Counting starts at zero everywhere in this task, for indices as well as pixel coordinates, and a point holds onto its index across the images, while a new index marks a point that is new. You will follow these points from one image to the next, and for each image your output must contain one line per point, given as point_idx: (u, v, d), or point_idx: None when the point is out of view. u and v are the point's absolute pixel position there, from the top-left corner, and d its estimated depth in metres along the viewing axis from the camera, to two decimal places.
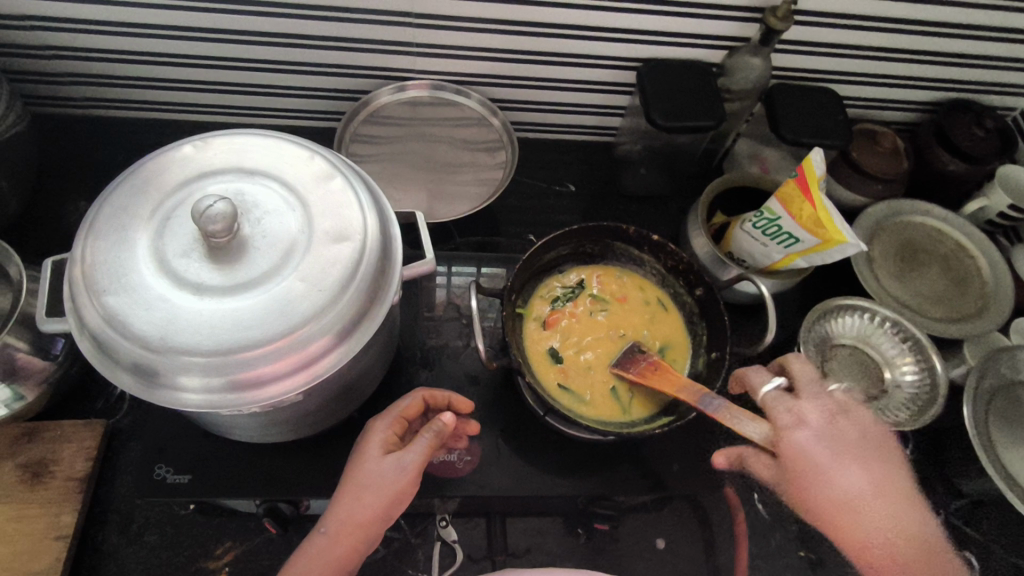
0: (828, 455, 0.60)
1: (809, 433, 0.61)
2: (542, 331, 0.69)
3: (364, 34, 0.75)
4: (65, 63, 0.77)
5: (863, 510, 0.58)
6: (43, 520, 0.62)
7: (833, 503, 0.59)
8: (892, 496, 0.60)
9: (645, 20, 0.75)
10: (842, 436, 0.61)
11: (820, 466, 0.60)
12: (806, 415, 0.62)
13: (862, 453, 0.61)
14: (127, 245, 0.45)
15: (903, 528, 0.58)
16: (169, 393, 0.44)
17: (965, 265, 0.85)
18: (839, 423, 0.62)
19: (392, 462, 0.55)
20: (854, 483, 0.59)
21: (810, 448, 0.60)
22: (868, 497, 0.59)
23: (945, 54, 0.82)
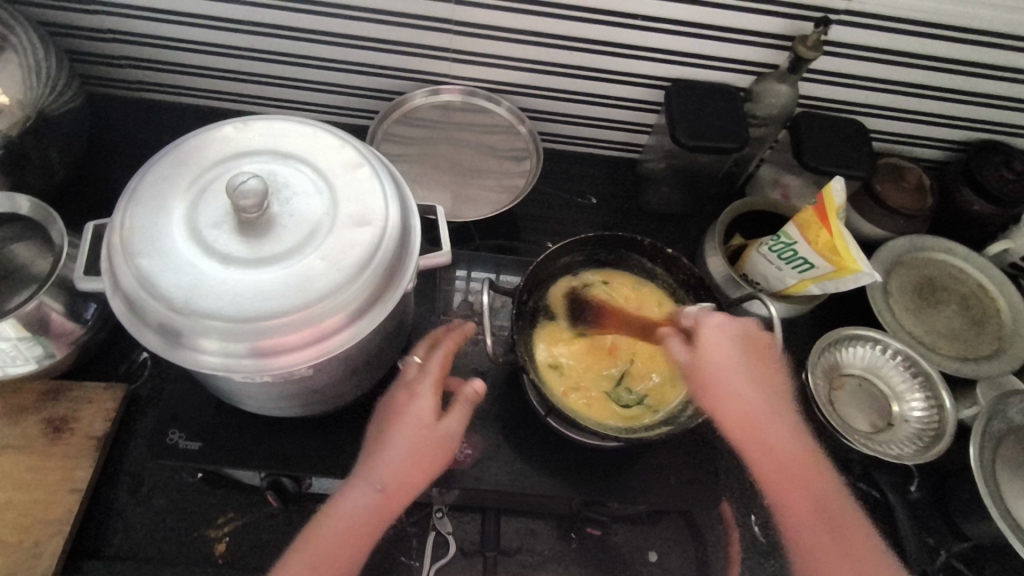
0: (732, 367, 0.62)
1: (724, 349, 0.63)
2: (554, 325, 0.70)
3: (404, 37, 0.78)
4: (122, 46, 0.82)
5: (764, 427, 0.62)
6: (60, 473, 0.65)
7: (728, 411, 0.62)
8: (777, 403, 0.64)
9: (676, 41, 0.77)
10: (755, 348, 0.64)
11: (733, 386, 0.62)
12: (722, 332, 0.63)
13: (768, 364, 0.64)
14: (164, 213, 0.48)
15: (796, 448, 0.63)
16: (189, 353, 0.47)
17: (984, 306, 0.84)
18: (755, 339, 0.64)
19: (444, 431, 0.60)
20: (748, 396, 0.62)
21: (727, 370, 0.62)
22: (768, 413, 0.63)
23: (975, 94, 0.82)
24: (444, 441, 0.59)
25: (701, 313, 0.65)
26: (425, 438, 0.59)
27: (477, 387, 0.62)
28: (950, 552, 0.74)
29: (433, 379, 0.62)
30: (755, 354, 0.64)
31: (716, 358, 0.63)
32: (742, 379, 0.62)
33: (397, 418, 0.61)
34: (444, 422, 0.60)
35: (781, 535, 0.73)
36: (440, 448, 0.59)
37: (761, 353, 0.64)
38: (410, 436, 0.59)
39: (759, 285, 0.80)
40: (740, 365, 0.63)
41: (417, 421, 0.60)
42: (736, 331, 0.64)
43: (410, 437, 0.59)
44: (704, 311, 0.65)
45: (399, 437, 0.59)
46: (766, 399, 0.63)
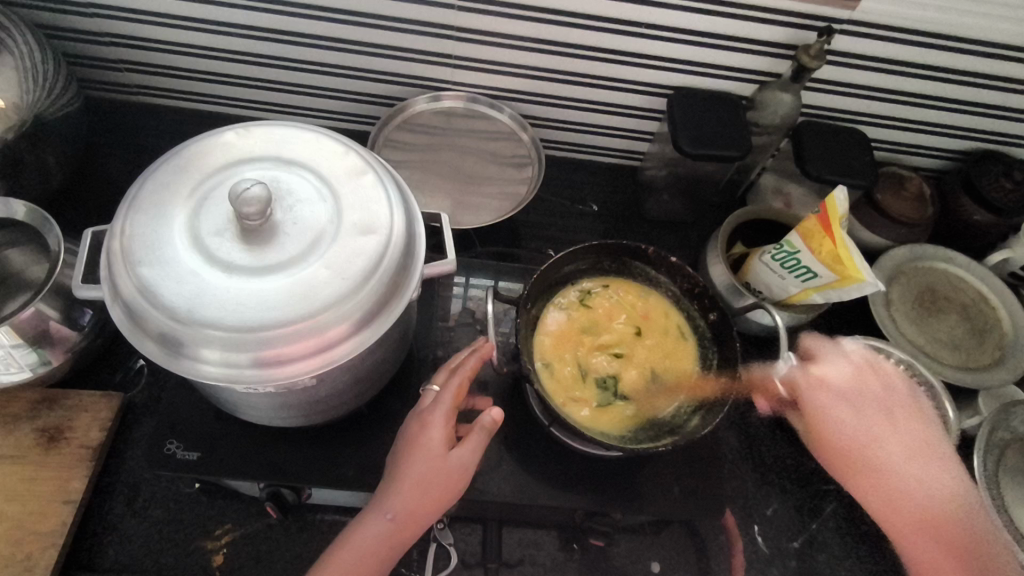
0: (849, 416, 0.68)
1: (832, 396, 0.69)
2: (557, 332, 0.70)
3: (407, 43, 0.78)
4: (122, 50, 0.81)
5: (890, 476, 0.65)
6: (53, 484, 0.64)
7: (861, 461, 0.66)
8: (920, 450, 0.66)
9: (679, 49, 0.77)
10: (868, 383, 0.70)
11: (858, 438, 0.67)
12: (833, 378, 0.71)
13: (892, 414, 0.68)
14: (164, 221, 0.47)
15: (931, 489, 0.64)
16: (190, 363, 0.46)
17: (985, 315, 0.84)
18: (864, 377, 0.71)
19: (455, 463, 0.58)
20: (880, 445, 0.66)
21: (847, 412, 0.68)
22: (896, 456, 0.66)
23: (975, 104, 0.82)
24: (455, 474, 0.58)
25: (794, 372, 0.72)
26: (436, 470, 0.57)
27: (493, 416, 0.60)
28: None
29: (447, 407, 0.60)
30: (879, 400, 0.69)
31: (824, 401, 0.69)
32: (863, 423, 0.68)
33: (406, 448, 0.58)
34: (456, 456, 0.58)
35: (785, 546, 0.73)
36: (452, 481, 0.57)
37: (881, 398, 0.69)
38: (422, 468, 0.57)
39: (761, 294, 0.80)
40: (849, 406, 0.69)
41: (429, 452, 0.57)
42: (843, 377, 0.71)
43: (420, 469, 0.57)
44: (800, 369, 0.71)
45: (411, 468, 0.57)
46: (898, 443, 0.67)
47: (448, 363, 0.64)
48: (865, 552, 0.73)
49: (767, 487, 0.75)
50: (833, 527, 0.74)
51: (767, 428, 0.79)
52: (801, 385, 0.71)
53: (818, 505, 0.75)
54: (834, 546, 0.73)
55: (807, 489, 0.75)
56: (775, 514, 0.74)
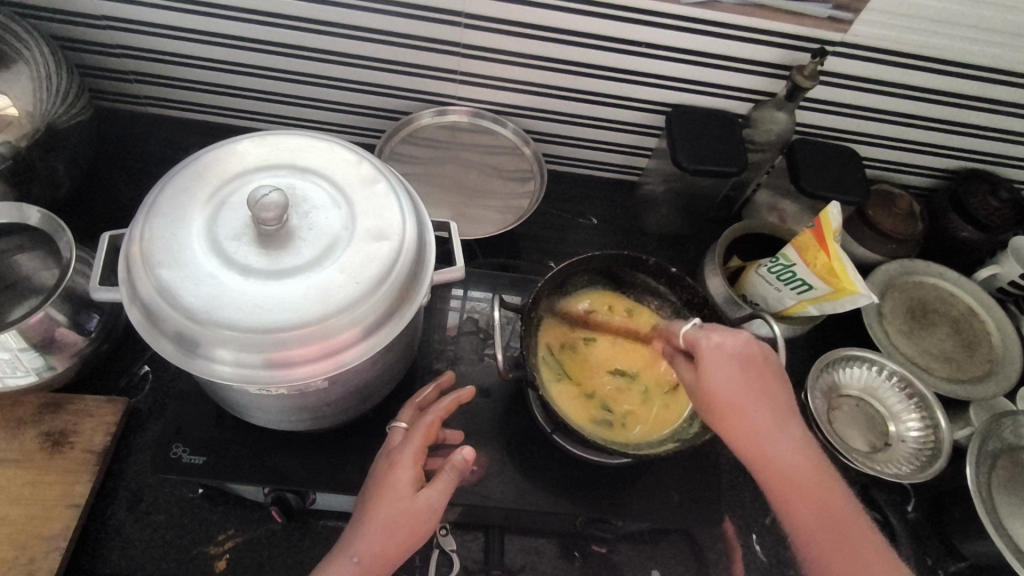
0: (738, 378, 0.56)
1: (722, 368, 0.56)
2: (554, 347, 0.71)
3: (413, 59, 0.80)
4: (133, 62, 0.83)
5: (775, 469, 0.55)
6: (58, 488, 0.64)
7: (730, 416, 0.55)
8: (777, 410, 0.56)
9: (677, 69, 0.80)
10: (756, 372, 0.57)
11: (734, 398, 0.55)
12: (727, 348, 0.57)
13: (766, 380, 0.57)
14: (184, 224, 0.48)
15: (797, 463, 0.55)
16: (204, 363, 0.47)
17: (974, 329, 0.86)
18: (755, 357, 0.57)
19: (422, 505, 0.56)
20: (731, 394, 0.56)
21: (724, 375, 0.56)
22: (758, 415, 0.55)
23: (962, 125, 0.85)
24: (424, 516, 0.57)
25: (698, 331, 0.59)
26: (401, 512, 0.56)
27: (464, 455, 0.58)
28: (948, 572, 0.75)
29: (417, 445, 0.60)
30: (756, 372, 0.57)
31: (716, 372, 0.56)
32: (745, 388, 0.56)
33: (371, 492, 0.58)
34: (423, 498, 0.57)
35: (783, 555, 0.73)
36: (417, 523, 0.56)
37: (762, 374, 0.57)
38: (388, 510, 0.56)
39: (758, 306, 0.81)
40: (743, 373, 0.56)
41: (395, 493, 0.57)
42: (735, 348, 0.57)
43: (388, 512, 0.56)
44: (699, 327, 0.60)
45: (378, 510, 0.56)
46: (767, 408, 0.56)
47: (413, 400, 0.67)
48: None
49: (765, 497, 0.76)
50: None
51: None
52: (701, 348, 0.58)
53: None
54: None
55: None
56: (773, 523, 0.75)
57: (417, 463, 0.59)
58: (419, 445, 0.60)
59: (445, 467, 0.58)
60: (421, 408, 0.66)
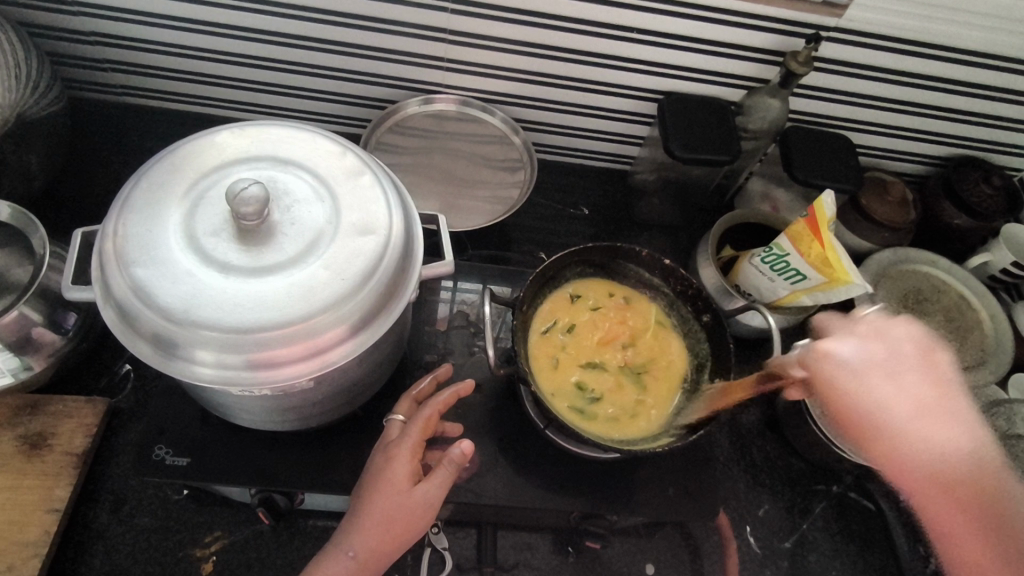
0: (879, 362, 0.61)
1: (847, 371, 0.62)
2: (546, 337, 0.70)
3: (399, 46, 0.78)
4: (108, 50, 0.80)
5: (906, 444, 0.58)
6: (37, 493, 0.62)
7: (870, 418, 0.60)
8: (936, 411, 0.59)
9: (669, 55, 0.78)
10: (915, 362, 0.61)
11: (858, 382, 0.61)
12: (844, 351, 0.63)
13: (906, 370, 0.61)
14: (159, 220, 0.46)
15: (935, 453, 0.57)
16: (184, 365, 0.46)
17: (967, 317, 0.86)
18: (887, 346, 0.62)
19: (419, 500, 0.56)
20: (884, 395, 0.60)
21: (877, 379, 0.60)
22: (919, 427, 0.58)
23: (955, 111, 0.84)
24: (420, 511, 0.56)
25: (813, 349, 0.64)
26: (398, 507, 0.55)
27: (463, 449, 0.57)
28: None
29: (414, 440, 0.58)
30: (906, 365, 0.61)
31: (840, 365, 0.62)
32: (875, 384, 0.60)
33: (366, 484, 0.57)
34: (419, 492, 0.56)
35: (776, 546, 0.73)
36: (414, 516, 0.56)
37: (918, 359, 0.61)
38: (384, 504, 0.55)
39: (751, 296, 0.80)
40: (871, 375, 0.60)
41: (391, 487, 0.56)
42: (864, 355, 0.62)
43: (384, 507, 0.55)
44: (813, 351, 0.63)
45: (374, 504, 0.55)
46: (914, 404, 0.59)
47: (409, 393, 0.65)
48: (855, 551, 0.74)
49: (759, 488, 0.75)
50: (822, 527, 0.75)
51: (756, 428, 0.79)
52: (813, 363, 0.63)
53: (808, 505, 0.75)
54: (823, 545, 0.74)
55: (795, 488, 0.76)
56: (767, 514, 0.74)
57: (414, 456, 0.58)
58: (417, 438, 0.59)
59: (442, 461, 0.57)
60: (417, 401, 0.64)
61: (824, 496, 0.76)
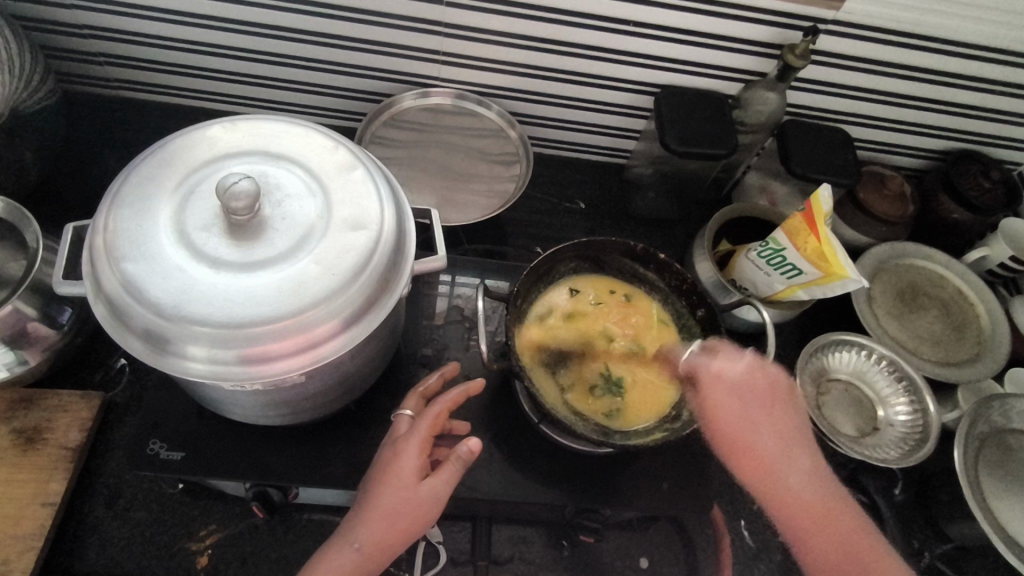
0: (740, 392, 0.62)
1: (730, 390, 0.63)
2: (543, 332, 0.70)
3: (393, 39, 0.77)
4: (101, 43, 0.80)
5: (762, 462, 0.61)
6: (32, 486, 0.63)
7: (753, 454, 0.61)
8: (794, 444, 0.62)
9: (666, 47, 0.77)
10: (757, 391, 0.63)
11: (740, 420, 0.61)
12: (729, 371, 0.63)
13: (772, 408, 0.63)
14: (150, 215, 0.46)
15: (807, 488, 0.60)
16: (175, 360, 0.46)
17: (964, 312, 0.86)
18: (757, 379, 0.64)
19: (428, 495, 0.56)
20: (762, 438, 0.61)
21: (734, 401, 0.62)
22: (769, 449, 0.61)
23: (953, 105, 0.84)
24: (427, 505, 0.56)
25: (699, 359, 0.65)
26: (404, 501, 0.55)
27: (469, 446, 0.57)
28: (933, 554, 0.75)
29: (422, 435, 0.58)
30: (766, 398, 0.63)
31: (722, 401, 0.62)
32: (747, 412, 0.62)
33: (374, 477, 0.57)
34: (429, 487, 0.56)
35: (770, 540, 0.73)
36: (423, 510, 0.55)
37: (764, 390, 0.64)
38: (393, 498, 0.55)
39: (747, 291, 0.80)
40: (741, 403, 0.62)
41: (399, 481, 0.56)
42: (735, 375, 0.63)
43: (391, 500, 0.55)
44: (704, 357, 0.65)
45: (383, 497, 0.55)
46: (774, 437, 0.62)
47: (418, 390, 0.65)
48: None
49: None
50: None
51: None
52: (704, 376, 0.64)
53: None
54: None
55: None
56: (761, 508, 0.75)
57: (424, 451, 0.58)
58: (427, 433, 0.59)
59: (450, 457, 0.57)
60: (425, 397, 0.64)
61: None
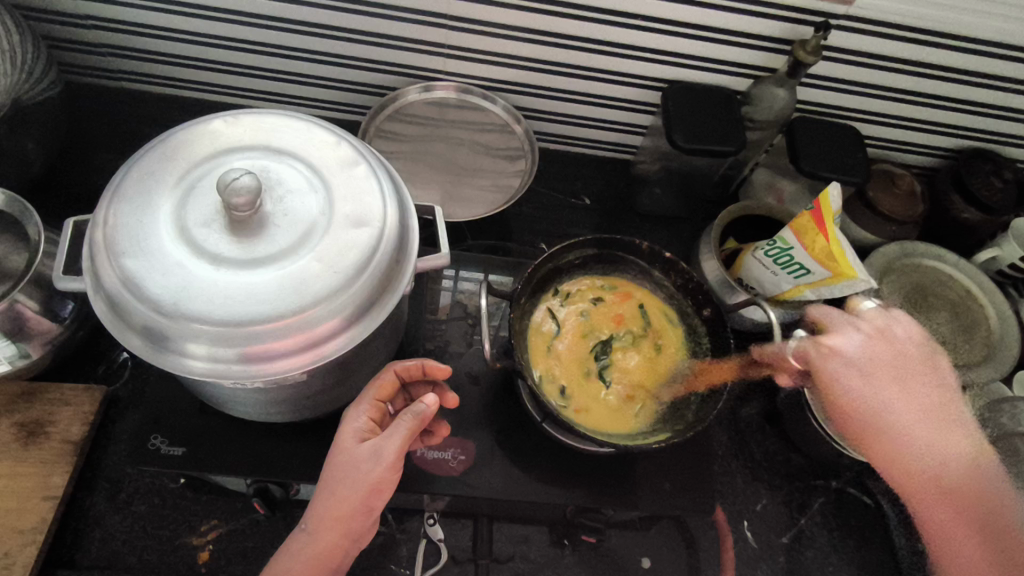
0: (875, 378, 0.58)
1: (847, 366, 0.60)
2: (550, 313, 0.71)
3: (398, 32, 0.77)
4: (105, 34, 0.79)
5: (918, 452, 0.54)
6: (33, 480, 0.62)
7: (893, 430, 0.56)
8: (945, 417, 0.57)
9: (675, 43, 0.76)
10: (898, 361, 0.59)
11: (882, 408, 0.57)
12: (845, 350, 0.60)
13: (915, 378, 0.59)
14: (150, 210, 0.46)
15: (948, 457, 0.54)
16: (175, 358, 0.45)
17: (973, 314, 0.84)
18: (878, 351, 0.60)
19: (367, 450, 0.52)
20: (894, 409, 0.57)
21: (863, 383, 0.58)
22: (920, 434, 0.55)
23: (967, 103, 0.82)
24: (366, 462, 0.51)
25: (807, 345, 0.63)
26: (343, 462, 0.52)
27: (427, 403, 0.52)
28: None
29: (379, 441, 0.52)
30: (900, 371, 0.59)
31: (851, 383, 0.58)
32: (875, 390, 0.57)
33: (330, 461, 0.53)
34: (367, 445, 0.52)
35: (774, 541, 0.72)
36: (376, 475, 0.51)
37: (912, 364, 0.59)
38: (336, 467, 0.52)
39: (754, 290, 0.79)
40: (878, 380, 0.58)
41: (339, 452, 0.53)
42: (857, 356, 0.60)
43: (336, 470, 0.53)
44: (811, 343, 0.62)
45: (331, 470, 0.52)
46: (908, 402, 0.57)
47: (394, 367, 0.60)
48: (852, 546, 0.73)
49: (757, 484, 0.75)
50: (820, 523, 0.74)
51: (756, 424, 0.78)
52: (812, 359, 0.62)
53: (807, 500, 0.75)
54: (821, 541, 0.73)
55: (795, 483, 0.75)
56: (765, 509, 0.74)
57: (373, 414, 0.56)
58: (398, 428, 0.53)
59: (398, 416, 0.53)
60: (404, 388, 0.62)
61: (823, 492, 0.75)
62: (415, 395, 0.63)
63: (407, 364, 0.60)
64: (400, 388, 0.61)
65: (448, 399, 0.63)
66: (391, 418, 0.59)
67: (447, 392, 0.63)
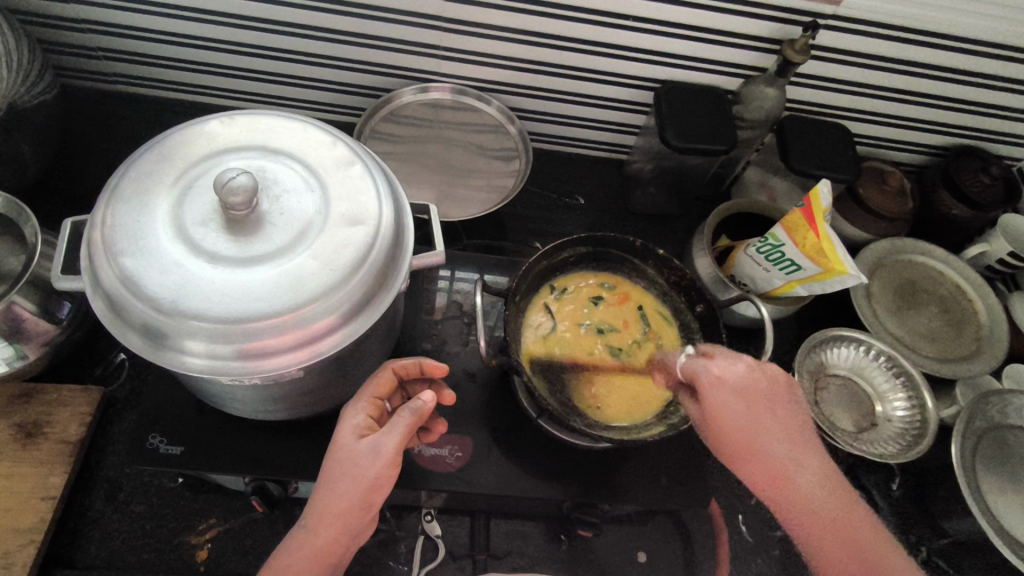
0: (743, 412, 0.57)
1: (730, 394, 0.57)
2: (548, 306, 0.72)
3: (392, 34, 0.77)
4: (100, 37, 0.79)
5: (802, 489, 0.54)
6: (32, 481, 0.63)
7: (763, 458, 0.55)
8: (799, 441, 0.57)
9: (666, 43, 0.77)
10: (750, 393, 0.58)
11: (751, 430, 0.56)
12: (730, 377, 0.58)
13: (767, 400, 0.58)
14: (147, 210, 0.46)
15: (818, 489, 0.54)
16: (174, 356, 0.46)
17: (962, 309, 0.85)
18: (756, 386, 0.58)
19: (366, 446, 0.52)
20: (767, 438, 0.56)
21: (741, 409, 0.57)
22: (780, 453, 0.55)
23: (954, 100, 0.84)
24: (366, 458, 0.52)
25: (698, 363, 0.60)
26: (342, 458, 0.52)
27: (425, 400, 0.54)
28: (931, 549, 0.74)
29: (379, 437, 0.53)
30: (765, 398, 0.58)
31: (727, 411, 0.57)
32: (746, 415, 0.57)
33: (328, 458, 0.54)
34: (367, 440, 0.53)
35: (767, 534, 0.73)
36: (376, 471, 0.52)
37: (757, 394, 0.58)
38: (336, 464, 0.52)
39: (746, 287, 0.80)
40: (745, 405, 0.57)
41: (337, 449, 0.53)
42: (734, 377, 0.59)
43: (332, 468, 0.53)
44: (701, 361, 0.60)
45: (331, 467, 0.52)
46: (783, 438, 0.57)
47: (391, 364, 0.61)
48: None
49: None
50: None
51: None
52: (704, 382, 0.59)
53: None
54: None
55: None
56: (758, 503, 0.75)
57: (371, 411, 0.57)
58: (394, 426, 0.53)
59: (397, 413, 0.53)
60: (402, 386, 0.63)
61: None
62: (412, 392, 0.64)
63: (406, 362, 0.61)
64: (398, 385, 0.63)
65: (444, 395, 0.64)
66: (388, 416, 0.60)
67: (443, 389, 0.64)
